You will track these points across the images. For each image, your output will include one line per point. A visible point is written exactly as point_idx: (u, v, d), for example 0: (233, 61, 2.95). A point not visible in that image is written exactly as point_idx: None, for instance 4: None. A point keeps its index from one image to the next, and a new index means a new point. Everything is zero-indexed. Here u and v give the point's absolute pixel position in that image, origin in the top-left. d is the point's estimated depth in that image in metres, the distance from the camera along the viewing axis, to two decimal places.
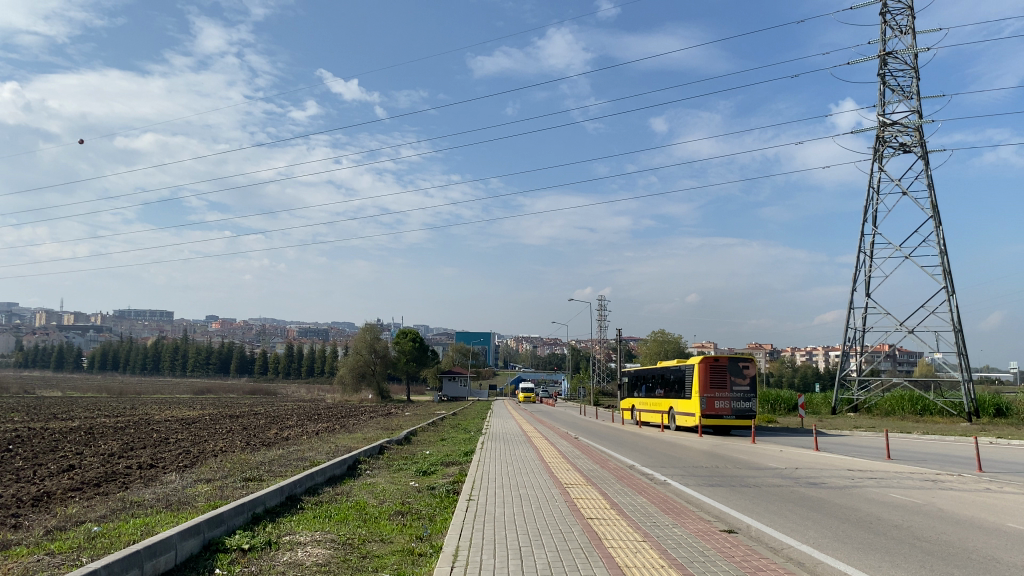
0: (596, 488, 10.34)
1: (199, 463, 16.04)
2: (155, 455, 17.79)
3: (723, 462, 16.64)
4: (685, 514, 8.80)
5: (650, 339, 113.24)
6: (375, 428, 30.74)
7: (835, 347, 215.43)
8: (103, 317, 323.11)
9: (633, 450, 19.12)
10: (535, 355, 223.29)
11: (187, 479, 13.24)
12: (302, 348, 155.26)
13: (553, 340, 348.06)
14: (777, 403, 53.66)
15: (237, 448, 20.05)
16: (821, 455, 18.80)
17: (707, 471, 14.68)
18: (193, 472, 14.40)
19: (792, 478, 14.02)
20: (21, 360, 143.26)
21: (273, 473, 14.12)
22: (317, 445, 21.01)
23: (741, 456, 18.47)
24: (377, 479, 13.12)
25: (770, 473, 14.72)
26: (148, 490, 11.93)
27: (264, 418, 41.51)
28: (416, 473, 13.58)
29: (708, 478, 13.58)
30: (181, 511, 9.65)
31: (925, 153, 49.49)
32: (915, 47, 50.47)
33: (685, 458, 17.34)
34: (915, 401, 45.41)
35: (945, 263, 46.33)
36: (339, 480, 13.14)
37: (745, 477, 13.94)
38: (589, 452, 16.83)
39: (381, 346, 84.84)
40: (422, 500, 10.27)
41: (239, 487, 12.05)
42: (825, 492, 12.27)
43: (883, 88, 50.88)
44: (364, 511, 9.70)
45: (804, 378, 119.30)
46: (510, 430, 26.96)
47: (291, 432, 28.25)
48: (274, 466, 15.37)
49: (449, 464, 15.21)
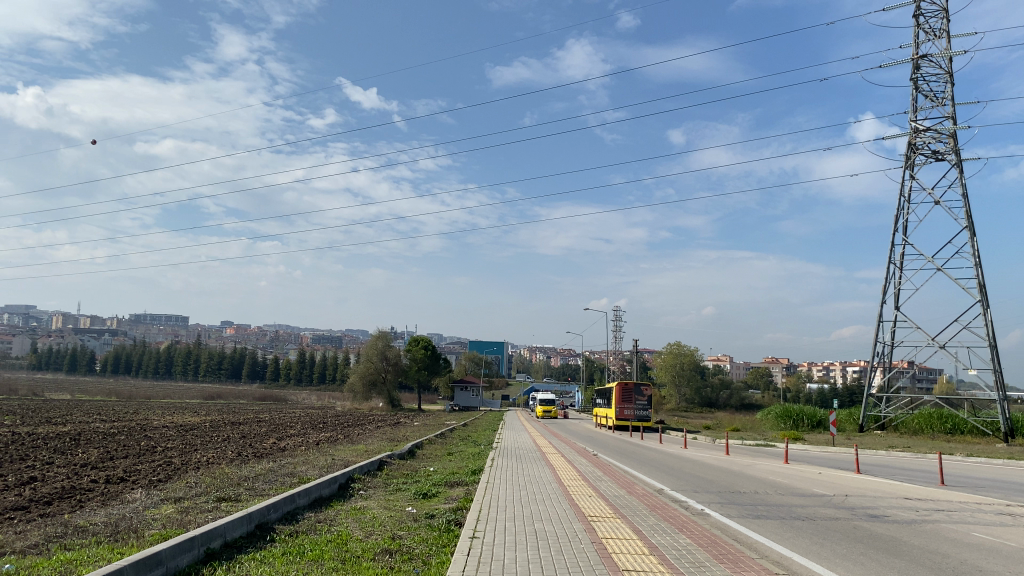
0: (626, 524, 8.54)
1: (175, 477, 14.41)
2: (132, 467, 16.13)
3: (761, 488, 14.77)
4: (746, 564, 7.00)
5: (665, 351, 109.98)
6: (380, 438, 28.97)
7: (854, 364, 212.29)
8: (118, 320, 324.61)
9: (658, 470, 17.27)
10: (548, 365, 221.22)
11: (151, 497, 11.55)
12: (314, 354, 154.12)
13: (566, 351, 346.56)
14: (800, 418, 51.47)
15: (224, 459, 18.44)
16: (871, 481, 16.78)
17: (750, 500, 12.82)
18: (163, 489, 12.70)
19: (849, 509, 12.16)
20: (34, 363, 143.07)
21: (253, 492, 12.38)
22: (314, 458, 19.29)
23: (779, 481, 16.51)
24: (370, 502, 11.38)
25: (819, 502, 12.89)
26: (100, 512, 10.29)
27: (268, 425, 40.01)
28: (414, 496, 11.83)
29: (751, 508, 11.74)
30: (123, 545, 7.94)
31: (960, 160, 47.44)
32: (951, 50, 48.49)
33: (718, 482, 15.42)
34: (945, 418, 43.46)
35: (981, 276, 44.28)
36: (325, 503, 11.33)
37: (794, 507, 12.07)
38: (610, 473, 15.00)
39: (393, 354, 82.54)
40: (417, 535, 8.47)
41: (207, 511, 10.30)
42: (898, 531, 10.39)
43: (915, 92, 49.13)
44: (343, 548, 7.94)
45: (822, 395, 116.60)
46: (522, 444, 25.08)
47: (288, 441, 26.52)
48: (256, 482, 13.66)
49: (453, 484, 13.46)
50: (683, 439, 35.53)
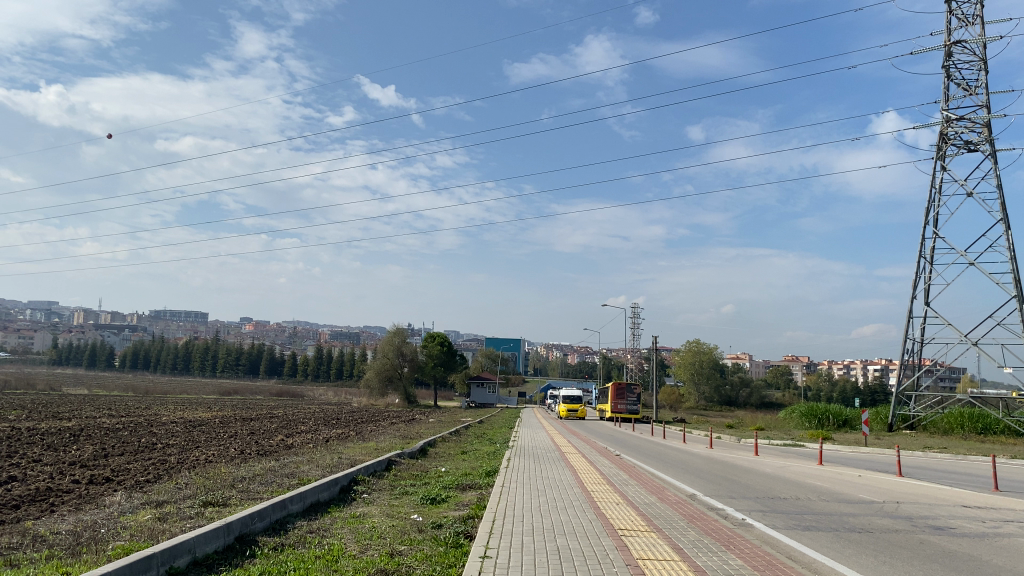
0: (665, 540, 7.37)
1: (166, 477, 13.34)
2: (123, 465, 15.07)
3: (802, 493, 13.51)
4: None
5: (684, 348, 108.95)
6: (393, 436, 27.85)
7: (877, 363, 209.64)
8: (138, 317, 327.37)
9: (686, 473, 16.06)
10: (566, 363, 219.61)
11: (131, 501, 10.44)
12: (332, 350, 153.48)
13: (584, 347, 345.31)
14: (825, 417, 49.96)
15: (223, 458, 17.33)
16: (918, 485, 15.48)
17: (795, 507, 11.56)
18: (148, 491, 11.57)
19: (907, 519, 10.88)
20: (54, 358, 143.69)
21: (245, 496, 11.20)
22: (319, 457, 18.19)
23: (819, 485, 15.21)
24: (371, 509, 10.17)
25: (872, 511, 11.59)
26: (68, 518, 9.17)
27: (279, 421, 39.04)
28: (420, 502, 10.62)
29: (799, 518, 10.49)
30: (67, 562, 6.78)
31: (994, 151, 45.69)
32: (984, 37, 46.75)
33: (755, 487, 14.15)
34: (976, 418, 41.71)
35: (1015, 269, 42.60)
36: (321, 509, 10.22)
37: (845, 517, 10.82)
38: (638, 477, 13.78)
39: (409, 350, 81.76)
40: (419, 551, 7.29)
41: (188, 518, 9.14)
42: (971, 546, 9.11)
43: (947, 81, 47.47)
44: (331, 567, 6.74)
45: (844, 394, 114.50)
46: (542, 444, 23.86)
47: (295, 439, 25.35)
48: (251, 484, 12.49)
49: (464, 488, 12.24)
50: (707, 439, 34.11)
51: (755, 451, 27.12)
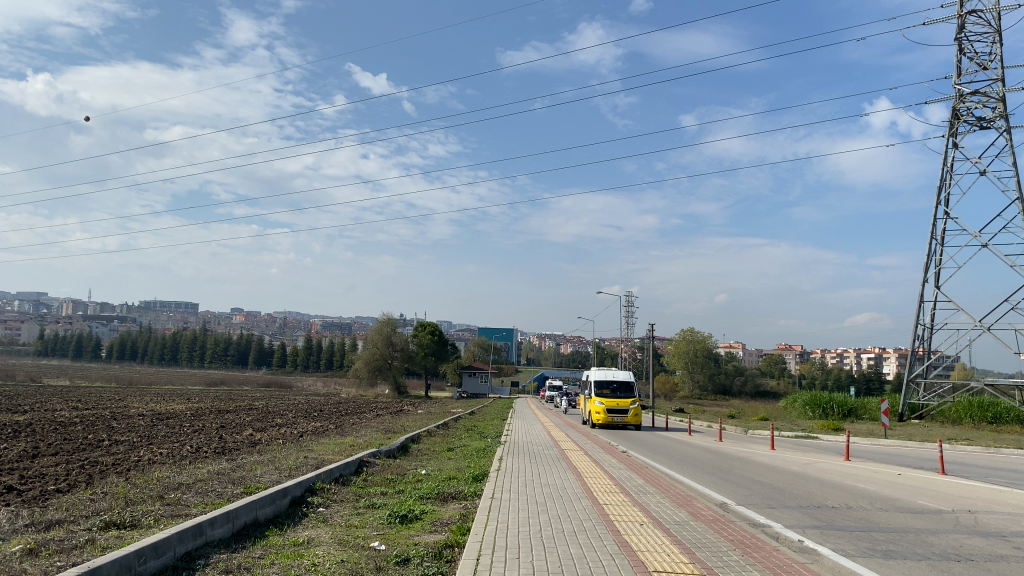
0: None
1: (93, 484, 11.05)
2: (42, 470, 12.64)
3: (855, 501, 11.25)
4: None
5: (677, 338, 106.68)
6: (374, 430, 25.17)
7: (871, 351, 207.22)
8: (127, 307, 323.65)
9: (708, 474, 13.72)
10: (557, 353, 216.79)
11: (13, 522, 8.07)
12: (321, 340, 150.25)
13: (575, 338, 343.33)
14: (829, 406, 47.56)
15: (167, 458, 14.93)
16: (975, 488, 13.26)
17: (856, 523, 9.27)
18: (50, 505, 9.21)
19: (1003, 539, 8.67)
20: (39, 349, 140.15)
21: (169, 512, 8.84)
22: (282, 457, 15.85)
23: (865, 488, 12.92)
24: (320, 532, 7.80)
25: (953, 527, 9.30)
26: None
27: (257, 413, 36.65)
28: (386, 520, 8.30)
29: (868, 539, 8.26)
30: None
31: (1008, 126, 43.67)
32: (998, 7, 44.43)
33: (793, 493, 11.82)
34: (987, 407, 39.67)
35: None
36: (256, 533, 7.83)
37: (926, 537, 8.59)
38: (654, 482, 11.41)
39: (399, 340, 79.29)
40: None
41: (51, 553, 6.64)
42: None
43: (960, 53, 45.31)
44: None
45: (840, 383, 112.00)
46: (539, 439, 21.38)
47: (264, 434, 22.84)
48: (186, 495, 10.13)
49: (446, 499, 9.88)
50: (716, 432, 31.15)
51: (772, 446, 24.30)
